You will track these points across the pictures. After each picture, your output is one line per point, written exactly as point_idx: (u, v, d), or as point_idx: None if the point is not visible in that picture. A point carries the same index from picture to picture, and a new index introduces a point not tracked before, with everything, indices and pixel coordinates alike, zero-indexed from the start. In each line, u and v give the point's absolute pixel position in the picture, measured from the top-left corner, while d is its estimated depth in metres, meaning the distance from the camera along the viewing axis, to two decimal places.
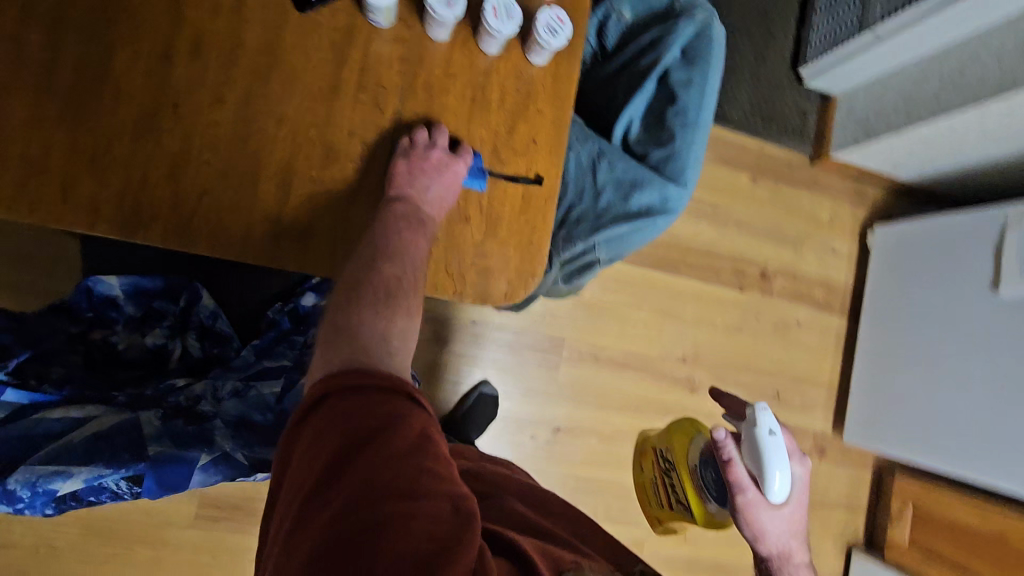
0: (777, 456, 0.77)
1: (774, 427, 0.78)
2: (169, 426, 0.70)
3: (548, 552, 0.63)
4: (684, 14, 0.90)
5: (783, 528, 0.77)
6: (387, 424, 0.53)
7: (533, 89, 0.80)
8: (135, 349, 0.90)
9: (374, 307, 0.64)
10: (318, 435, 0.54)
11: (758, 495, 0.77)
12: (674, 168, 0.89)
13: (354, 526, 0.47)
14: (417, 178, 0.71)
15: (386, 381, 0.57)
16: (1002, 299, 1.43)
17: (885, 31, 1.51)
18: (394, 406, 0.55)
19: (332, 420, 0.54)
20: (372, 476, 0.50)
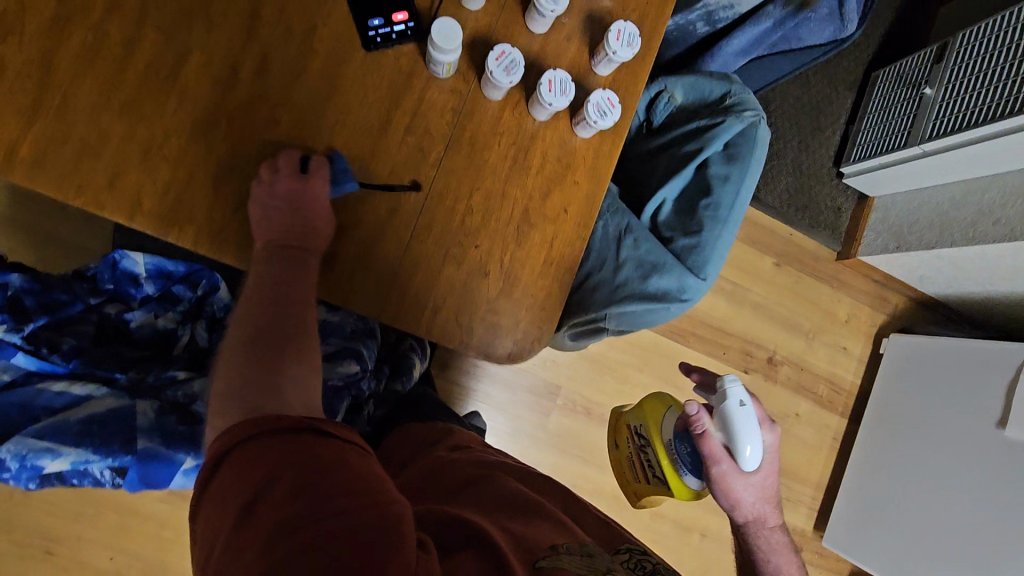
0: (746, 426, 0.87)
1: (744, 400, 0.88)
2: (162, 421, 0.72)
3: (523, 544, 0.65)
4: (734, 110, 0.92)
5: (755, 485, 0.90)
6: (299, 455, 0.53)
7: (573, 160, 0.82)
8: (145, 329, 0.90)
9: (271, 357, 0.63)
10: (231, 485, 0.53)
11: (732, 464, 0.88)
12: (696, 259, 0.90)
13: (278, 556, 0.46)
14: (274, 213, 0.69)
15: (289, 419, 0.56)
16: (1008, 439, 1.41)
17: (932, 148, 1.52)
18: (302, 438, 0.55)
19: (241, 467, 0.53)
20: (288, 508, 0.49)
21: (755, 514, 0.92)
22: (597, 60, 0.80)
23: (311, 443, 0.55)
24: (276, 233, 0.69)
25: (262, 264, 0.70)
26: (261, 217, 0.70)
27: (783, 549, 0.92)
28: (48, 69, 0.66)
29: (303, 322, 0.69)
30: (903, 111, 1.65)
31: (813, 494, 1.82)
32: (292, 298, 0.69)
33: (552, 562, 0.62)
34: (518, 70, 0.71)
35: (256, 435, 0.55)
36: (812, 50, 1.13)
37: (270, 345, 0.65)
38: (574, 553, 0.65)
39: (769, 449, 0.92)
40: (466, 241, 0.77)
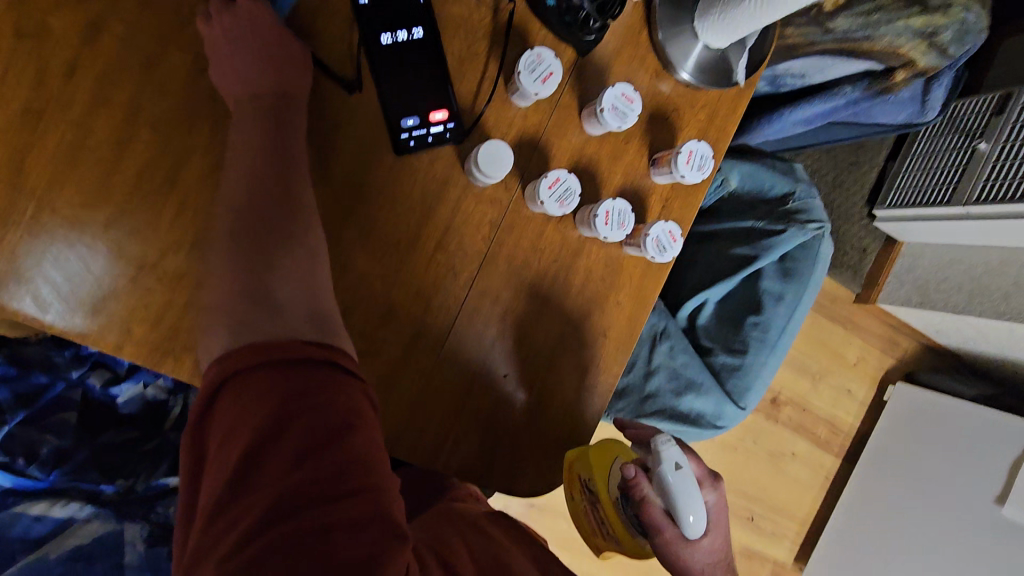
0: (689, 494, 0.62)
1: (682, 459, 0.63)
2: (149, 554, 0.75)
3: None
4: (797, 219, 0.84)
5: (708, 559, 0.65)
6: (308, 402, 0.43)
7: (619, 278, 0.74)
8: (133, 403, 0.81)
9: (264, 263, 0.52)
10: (226, 428, 0.43)
11: (677, 535, 0.63)
12: (735, 381, 0.84)
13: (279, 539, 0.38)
14: (220, 48, 0.58)
15: (296, 349, 0.46)
16: (1003, 515, 1.42)
17: (977, 211, 1.43)
18: (313, 378, 0.45)
19: (242, 406, 0.43)
20: (292, 478, 0.40)
21: None
22: (657, 170, 0.71)
23: (324, 385, 0.45)
24: (245, 82, 0.58)
25: (244, 125, 0.58)
26: (216, 60, 0.58)
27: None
28: (22, 174, 0.56)
29: (302, 211, 0.56)
30: (948, 160, 1.54)
31: (799, 532, 1.82)
32: (289, 187, 0.57)
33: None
34: (572, 201, 0.67)
35: (261, 366, 0.45)
36: (880, 127, 1.02)
37: (263, 242, 0.53)
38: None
39: (718, 513, 0.68)
40: (494, 370, 0.70)
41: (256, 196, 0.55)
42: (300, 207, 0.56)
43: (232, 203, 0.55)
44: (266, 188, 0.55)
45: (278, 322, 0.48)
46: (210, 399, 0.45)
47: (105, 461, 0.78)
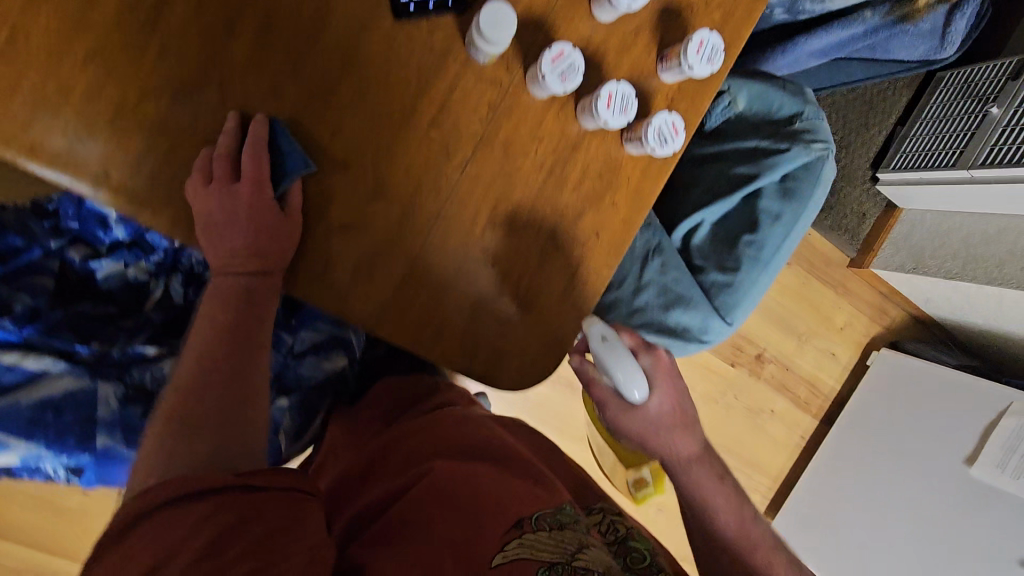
0: (618, 360, 0.65)
1: (607, 331, 0.67)
2: (125, 414, 0.65)
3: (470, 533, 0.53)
4: (803, 138, 0.82)
5: (658, 417, 0.68)
6: (220, 522, 0.43)
7: (617, 178, 0.72)
8: (113, 280, 0.84)
9: (209, 411, 0.52)
10: (121, 563, 0.41)
11: (621, 405, 0.67)
12: (726, 299, 0.83)
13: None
14: (214, 226, 0.58)
15: (225, 480, 0.46)
16: (971, 476, 1.44)
17: (982, 174, 1.42)
18: (226, 504, 0.45)
19: (145, 537, 0.42)
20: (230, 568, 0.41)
21: (673, 452, 0.69)
22: (666, 66, 0.69)
23: (236, 510, 0.45)
24: (235, 260, 0.59)
25: (215, 296, 0.59)
26: (205, 233, 0.58)
27: (716, 483, 0.68)
28: None
29: (257, 383, 0.57)
30: (959, 124, 1.52)
31: (770, 488, 1.84)
32: (244, 351, 0.58)
33: (509, 558, 0.50)
34: (575, 78, 0.64)
35: (165, 505, 0.44)
36: (896, 66, 1.01)
37: (208, 407, 0.52)
38: (544, 527, 0.53)
39: (661, 371, 0.68)
40: (482, 258, 0.69)
41: (211, 362, 0.55)
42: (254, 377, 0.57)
43: (191, 372, 0.55)
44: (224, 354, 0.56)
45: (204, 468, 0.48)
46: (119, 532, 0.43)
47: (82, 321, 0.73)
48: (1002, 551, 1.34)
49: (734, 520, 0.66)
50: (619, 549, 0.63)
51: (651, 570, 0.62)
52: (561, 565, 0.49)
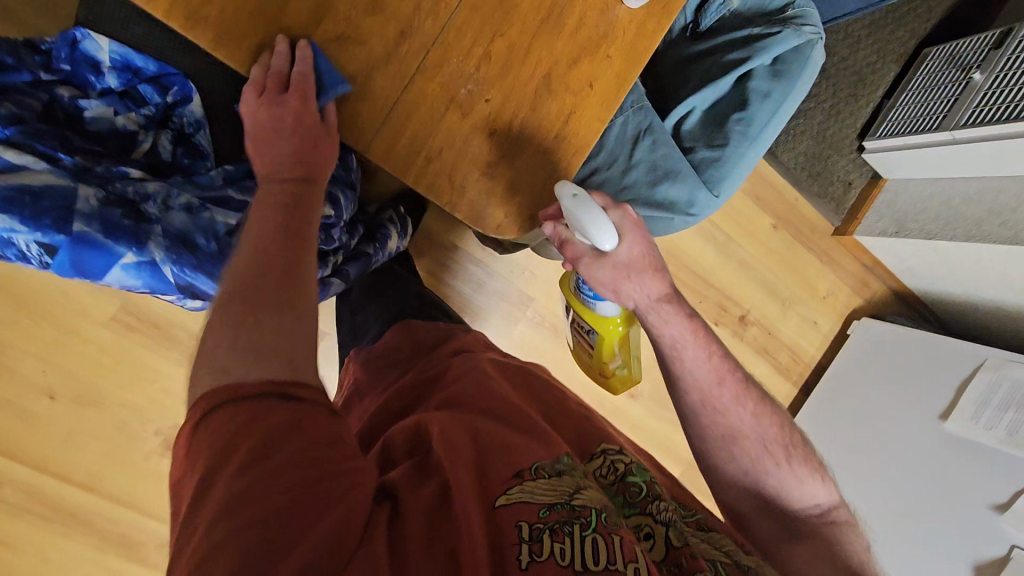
0: (587, 211, 0.65)
1: (575, 190, 0.68)
2: (105, 212, 0.62)
3: (483, 471, 0.53)
4: (793, 23, 0.85)
5: (630, 263, 0.68)
6: (264, 427, 0.46)
7: (612, 31, 0.74)
8: (102, 123, 0.83)
9: (259, 302, 0.52)
10: (195, 454, 0.46)
11: (592, 257, 0.68)
12: (714, 174, 0.85)
13: (226, 538, 0.40)
14: (266, 137, 0.63)
15: (267, 391, 0.47)
16: (946, 431, 1.44)
17: (963, 136, 1.46)
18: (265, 410, 0.46)
19: (206, 437, 0.46)
20: (274, 492, 0.43)
21: (643, 292, 0.69)
22: None
23: (281, 417, 0.47)
24: (280, 169, 0.63)
25: (266, 202, 0.60)
26: (258, 143, 0.64)
27: (680, 319, 0.70)
28: None
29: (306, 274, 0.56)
30: (944, 90, 1.57)
31: None
32: (298, 245, 0.58)
33: (512, 499, 0.50)
34: None
35: (230, 403, 0.47)
36: None
37: (270, 287, 0.53)
38: (544, 476, 0.53)
39: (628, 226, 0.68)
40: (475, 92, 0.70)
41: (261, 255, 0.55)
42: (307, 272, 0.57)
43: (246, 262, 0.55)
44: (281, 241, 0.57)
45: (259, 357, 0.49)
46: (193, 429, 0.47)
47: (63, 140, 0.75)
48: (973, 499, 1.35)
49: (705, 353, 0.70)
50: (618, 487, 0.62)
51: (648, 502, 0.61)
52: (561, 507, 0.50)
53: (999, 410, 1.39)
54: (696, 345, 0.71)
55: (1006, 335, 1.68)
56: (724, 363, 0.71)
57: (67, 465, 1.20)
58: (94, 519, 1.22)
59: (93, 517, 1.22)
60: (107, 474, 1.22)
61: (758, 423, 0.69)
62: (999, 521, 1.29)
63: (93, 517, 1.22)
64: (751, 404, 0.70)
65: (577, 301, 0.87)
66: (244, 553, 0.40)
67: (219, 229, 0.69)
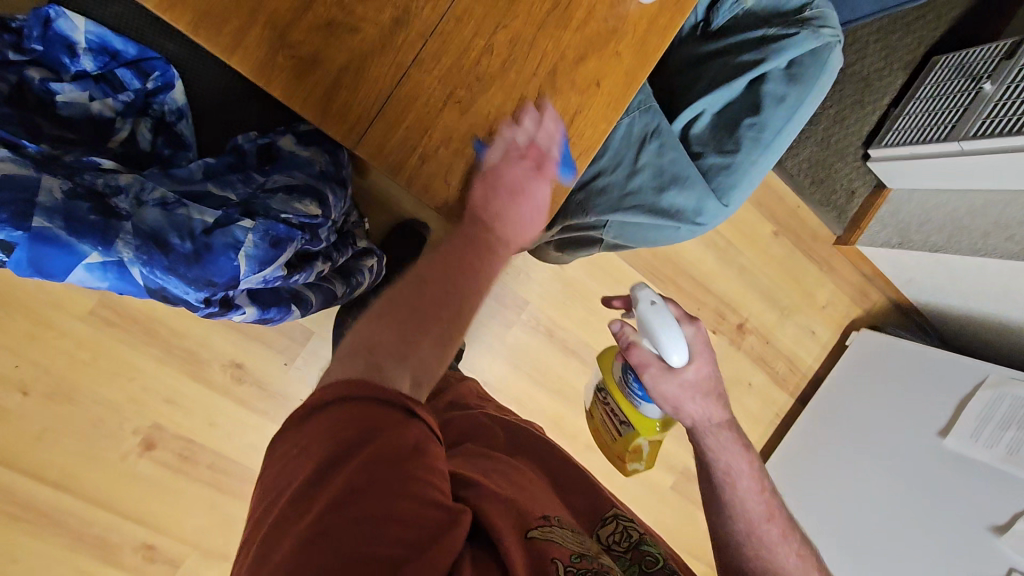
0: (666, 324, 0.66)
1: (655, 300, 0.68)
2: (69, 206, 0.58)
3: (516, 510, 0.55)
4: (811, 24, 0.81)
5: (695, 383, 0.66)
6: (389, 433, 0.45)
7: (622, 26, 0.69)
8: (75, 109, 0.78)
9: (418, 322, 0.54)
10: (308, 437, 0.46)
11: (660, 370, 0.67)
12: (723, 182, 0.82)
13: (335, 532, 0.40)
14: (497, 184, 0.63)
15: (398, 401, 0.48)
16: (946, 449, 1.42)
17: (972, 147, 1.43)
18: (390, 418, 0.47)
19: (324, 425, 0.46)
20: (382, 499, 0.42)
21: (703, 415, 0.67)
22: None
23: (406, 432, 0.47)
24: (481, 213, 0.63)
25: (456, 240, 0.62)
26: (485, 180, 0.63)
27: (739, 452, 0.67)
28: None
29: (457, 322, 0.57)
30: (952, 100, 1.54)
31: None
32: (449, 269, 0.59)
33: (544, 534, 0.53)
34: None
35: (353, 397, 0.47)
36: None
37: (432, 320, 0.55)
38: (566, 527, 0.57)
39: (700, 345, 0.68)
40: (475, 86, 0.65)
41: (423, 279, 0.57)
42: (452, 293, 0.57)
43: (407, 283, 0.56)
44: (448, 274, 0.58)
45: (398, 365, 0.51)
46: (312, 410, 0.48)
47: (31, 127, 0.69)
48: (972, 519, 1.32)
49: (758, 485, 0.66)
50: (630, 555, 0.62)
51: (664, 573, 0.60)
52: (590, 557, 0.51)
53: (1000, 428, 1.36)
54: (750, 475, 0.67)
55: (1005, 350, 1.66)
56: (774, 499, 0.66)
57: (38, 463, 1.14)
58: (67, 521, 1.16)
59: (66, 518, 1.16)
60: (83, 474, 1.17)
61: (801, 563, 0.63)
62: (999, 542, 1.26)
63: (66, 519, 1.16)
64: (795, 543, 0.65)
65: (621, 393, 0.81)
66: (349, 552, 0.39)
67: (195, 226, 0.63)
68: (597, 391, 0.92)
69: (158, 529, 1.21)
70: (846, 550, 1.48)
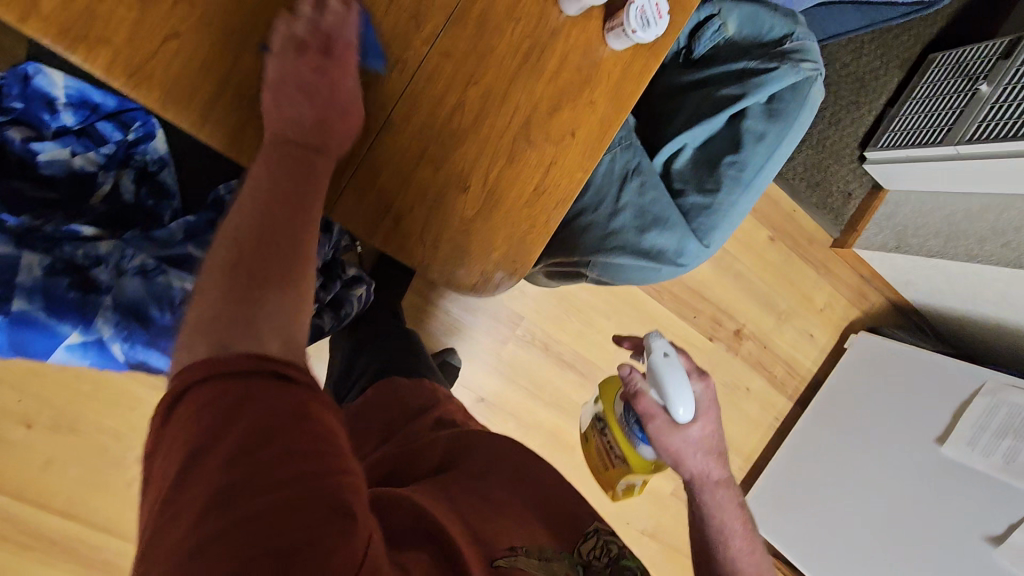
0: (678, 381, 0.66)
1: (669, 352, 0.68)
2: (49, 284, 0.59)
3: (479, 538, 0.60)
4: (792, 58, 0.80)
5: (700, 441, 0.66)
6: (253, 406, 0.40)
7: (597, 72, 0.68)
8: (56, 166, 0.77)
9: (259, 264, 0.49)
10: (172, 439, 0.40)
11: (665, 423, 0.66)
12: (704, 219, 0.82)
13: (220, 529, 0.35)
14: (290, 91, 0.57)
15: (251, 363, 0.42)
16: (943, 456, 1.42)
17: (967, 151, 1.41)
18: (257, 389, 0.41)
19: (185, 417, 0.40)
20: (262, 472, 0.38)
21: (701, 472, 0.66)
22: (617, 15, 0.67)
23: (272, 397, 0.41)
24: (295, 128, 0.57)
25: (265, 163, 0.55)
26: (277, 92, 0.57)
27: (734, 509, 0.66)
28: None
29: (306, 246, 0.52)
30: (947, 101, 1.51)
31: (741, 466, 1.79)
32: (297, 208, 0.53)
33: (509, 563, 0.58)
34: None
35: (212, 377, 0.41)
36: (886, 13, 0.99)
37: (269, 256, 0.49)
38: (533, 556, 0.61)
39: (707, 402, 0.68)
40: (446, 144, 0.65)
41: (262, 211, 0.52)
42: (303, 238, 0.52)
43: (244, 222, 0.51)
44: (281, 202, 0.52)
45: (248, 332, 0.44)
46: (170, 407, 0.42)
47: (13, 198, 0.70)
48: (966, 528, 1.33)
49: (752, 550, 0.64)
50: (613, 569, 0.64)
51: None
52: None
53: (996, 436, 1.35)
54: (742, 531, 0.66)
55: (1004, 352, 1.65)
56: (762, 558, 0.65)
57: (40, 494, 1.15)
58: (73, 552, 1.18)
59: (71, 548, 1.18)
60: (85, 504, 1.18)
61: None
62: (993, 553, 1.28)
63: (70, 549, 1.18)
64: None
65: (619, 429, 0.76)
66: (237, 548, 0.35)
67: (175, 296, 0.64)
68: (591, 415, 0.86)
69: None
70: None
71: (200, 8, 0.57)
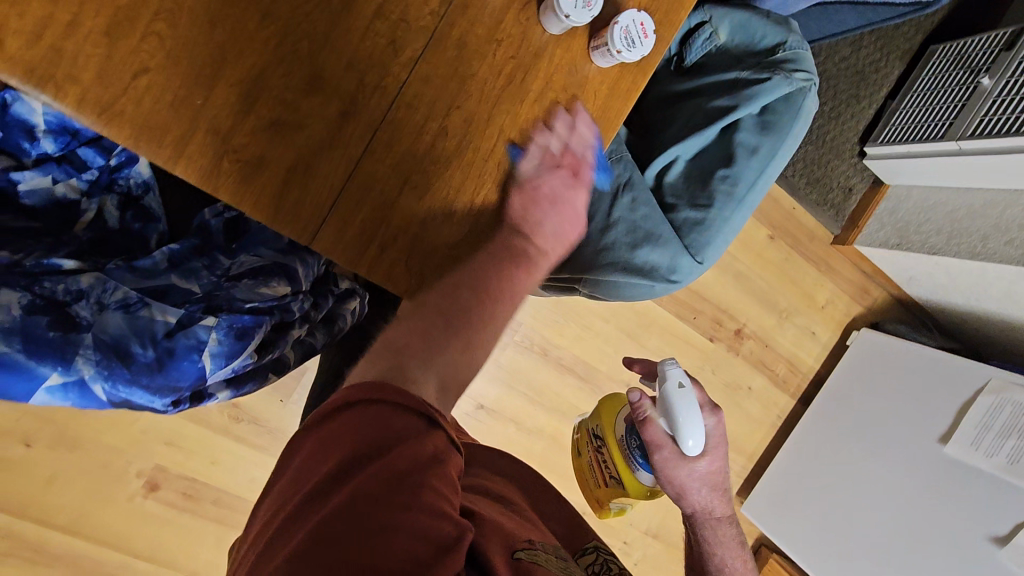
0: (690, 415, 0.65)
1: (683, 381, 0.67)
2: (28, 323, 0.57)
3: (499, 532, 0.55)
4: (784, 67, 0.79)
5: (705, 476, 0.67)
6: (406, 440, 0.44)
7: (582, 91, 0.67)
8: (38, 196, 0.76)
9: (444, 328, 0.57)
10: (325, 438, 0.46)
11: (674, 454, 0.66)
12: (698, 234, 0.81)
13: (338, 536, 0.39)
14: (537, 198, 0.65)
15: (417, 402, 0.48)
16: (948, 456, 1.40)
17: (970, 146, 1.37)
18: (411, 426, 0.46)
19: (343, 423, 0.46)
20: (392, 496, 0.41)
21: (704, 506, 0.67)
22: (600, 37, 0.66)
23: (423, 436, 0.46)
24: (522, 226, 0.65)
25: (500, 252, 0.64)
26: (524, 197, 0.65)
27: (735, 546, 0.68)
28: None
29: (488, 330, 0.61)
30: (948, 94, 1.48)
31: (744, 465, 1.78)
32: (496, 299, 0.62)
33: (530, 556, 0.53)
34: None
35: (378, 400, 0.47)
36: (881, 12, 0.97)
37: (462, 332, 0.58)
38: (550, 552, 0.57)
39: (716, 436, 0.68)
40: (430, 170, 0.64)
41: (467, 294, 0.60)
42: (489, 327, 0.61)
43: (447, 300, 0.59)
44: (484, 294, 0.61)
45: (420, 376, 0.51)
46: (330, 410, 0.47)
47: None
48: (971, 529, 1.32)
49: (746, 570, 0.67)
50: None
51: None
52: None
53: (1001, 436, 1.33)
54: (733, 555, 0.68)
55: (1006, 347, 1.63)
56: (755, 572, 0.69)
57: None
58: None
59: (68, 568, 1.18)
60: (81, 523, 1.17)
61: None
62: (1000, 554, 1.27)
63: None
64: None
65: (618, 450, 0.76)
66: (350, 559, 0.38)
67: (158, 330, 0.63)
68: (585, 429, 0.85)
69: (169, 564, 1.18)
70: (868, 534, 1.47)
71: (170, 39, 0.55)
